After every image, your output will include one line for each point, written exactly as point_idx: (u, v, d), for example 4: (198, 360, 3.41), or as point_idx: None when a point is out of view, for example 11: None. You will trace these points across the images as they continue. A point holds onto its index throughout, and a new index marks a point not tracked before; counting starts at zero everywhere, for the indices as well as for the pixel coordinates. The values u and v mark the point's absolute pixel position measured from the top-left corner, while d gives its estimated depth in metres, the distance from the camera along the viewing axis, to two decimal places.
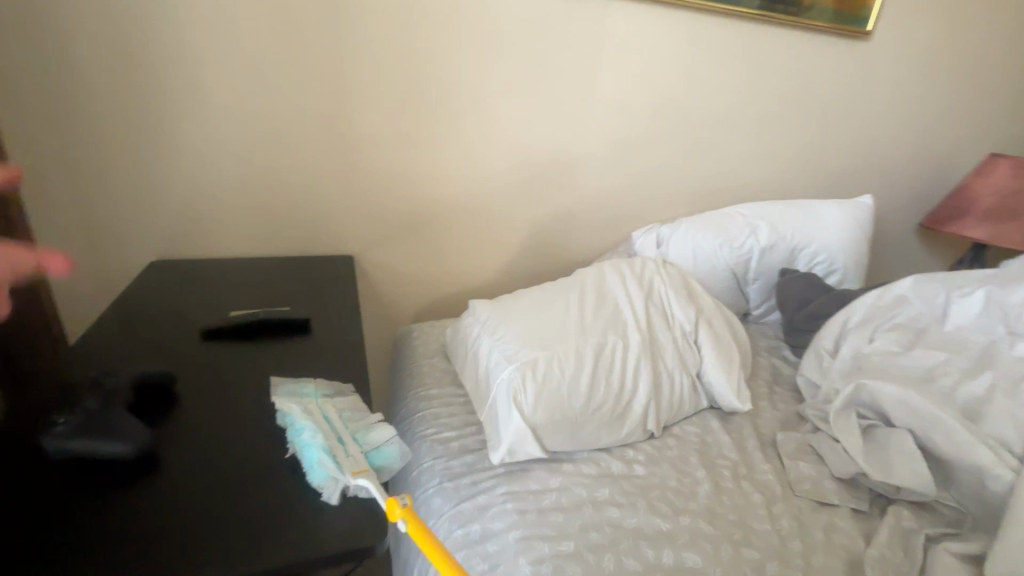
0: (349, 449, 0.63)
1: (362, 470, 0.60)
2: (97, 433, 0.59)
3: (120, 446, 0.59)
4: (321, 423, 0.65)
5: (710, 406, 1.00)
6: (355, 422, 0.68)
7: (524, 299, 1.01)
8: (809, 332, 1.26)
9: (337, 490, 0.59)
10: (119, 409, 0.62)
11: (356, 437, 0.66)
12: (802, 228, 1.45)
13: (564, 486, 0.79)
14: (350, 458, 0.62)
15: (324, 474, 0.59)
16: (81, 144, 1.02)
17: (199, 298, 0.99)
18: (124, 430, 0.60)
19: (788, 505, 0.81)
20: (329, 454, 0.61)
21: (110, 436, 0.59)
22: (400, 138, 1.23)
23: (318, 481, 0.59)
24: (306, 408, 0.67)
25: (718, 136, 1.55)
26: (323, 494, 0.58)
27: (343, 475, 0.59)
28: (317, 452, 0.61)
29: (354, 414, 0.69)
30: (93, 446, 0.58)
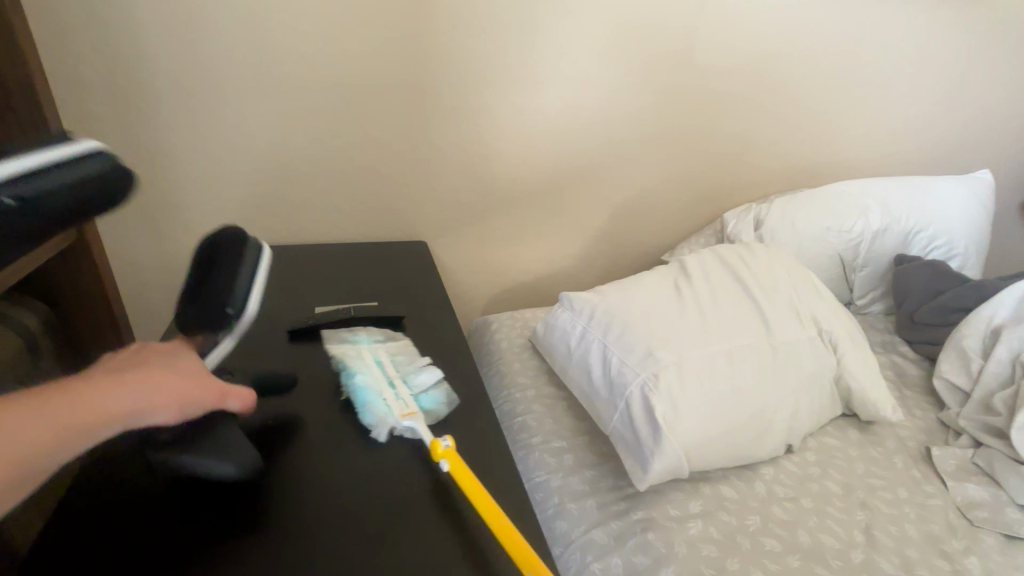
0: (398, 391, 0.65)
1: (409, 412, 0.63)
2: (205, 449, 0.51)
3: (230, 469, 0.51)
4: (371, 368, 0.68)
5: (845, 413, 0.89)
6: (406, 367, 0.70)
7: (636, 291, 0.89)
8: (935, 327, 1.13)
9: (386, 429, 0.62)
10: (232, 422, 0.55)
11: (408, 380, 0.68)
12: (918, 209, 1.30)
13: (708, 512, 0.69)
14: (398, 400, 0.64)
15: (375, 413, 0.62)
16: (142, 123, 0.93)
17: (278, 292, 0.90)
18: (237, 450, 0.52)
19: (967, 538, 0.71)
20: (379, 396, 0.64)
21: (222, 454, 0.51)
22: (479, 112, 1.11)
23: (370, 419, 0.62)
24: (361, 354, 0.70)
25: (819, 106, 1.38)
26: (373, 432, 0.61)
27: (393, 415, 0.62)
28: (368, 394, 0.64)
29: (405, 361, 0.71)
30: (198, 464, 0.51)
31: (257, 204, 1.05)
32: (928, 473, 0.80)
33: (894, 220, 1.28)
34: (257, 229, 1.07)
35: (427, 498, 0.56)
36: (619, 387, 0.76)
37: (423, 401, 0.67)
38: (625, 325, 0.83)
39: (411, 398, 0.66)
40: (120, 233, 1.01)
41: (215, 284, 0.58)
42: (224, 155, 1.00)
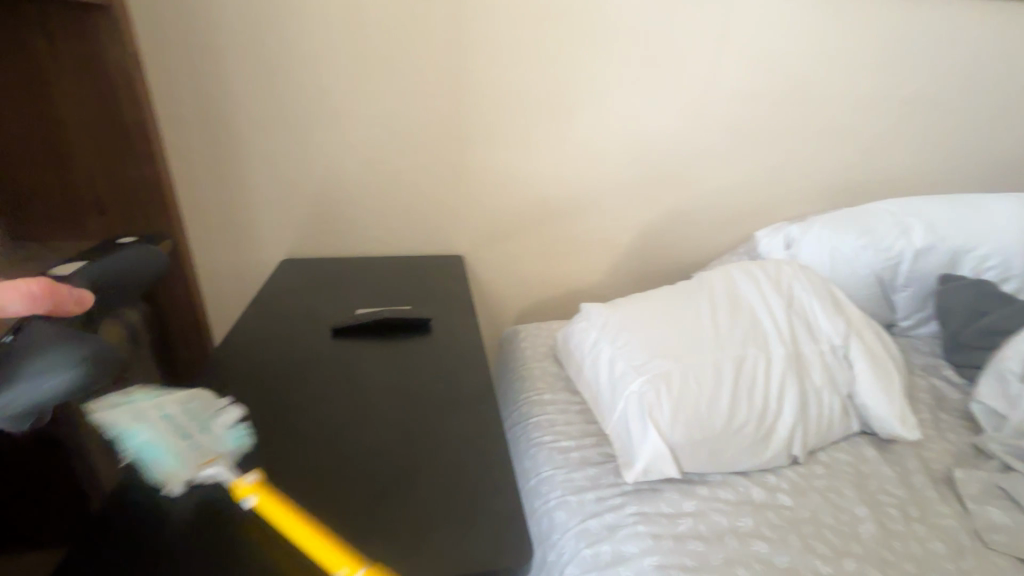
0: (188, 441, 0.56)
1: (206, 460, 0.57)
2: (29, 376, 0.51)
3: (70, 373, 0.52)
4: (149, 421, 0.55)
5: (862, 431, 0.88)
6: (193, 416, 0.59)
7: (647, 301, 0.93)
8: (981, 350, 1.07)
9: (180, 482, 0.57)
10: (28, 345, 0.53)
11: (209, 427, 0.60)
12: (968, 227, 1.24)
13: (701, 511, 0.73)
14: (187, 448, 0.56)
15: (164, 463, 0.55)
16: (226, 153, 1.12)
17: (327, 298, 1.04)
18: (36, 359, 0.52)
19: (978, 559, 0.69)
20: (164, 449, 0.55)
21: (34, 373, 0.51)
22: (511, 139, 1.21)
23: (158, 469, 0.55)
24: (132, 406, 0.56)
25: (858, 124, 1.37)
26: (167, 482, 0.56)
27: (186, 468, 0.56)
28: (150, 443, 0.54)
29: (186, 409, 0.59)
30: (27, 384, 0.50)
31: (315, 221, 1.21)
32: (947, 496, 0.78)
33: (939, 238, 1.22)
34: (315, 244, 1.23)
35: (429, 462, 0.64)
36: (619, 390, 0.81)
37: (231, 440, 0.60)
38: (632, 333, 0.88)
39: (217, 440, 0.59)
40: (204, 246, 1.19)
41: None
42: (289, 179, 1.16)
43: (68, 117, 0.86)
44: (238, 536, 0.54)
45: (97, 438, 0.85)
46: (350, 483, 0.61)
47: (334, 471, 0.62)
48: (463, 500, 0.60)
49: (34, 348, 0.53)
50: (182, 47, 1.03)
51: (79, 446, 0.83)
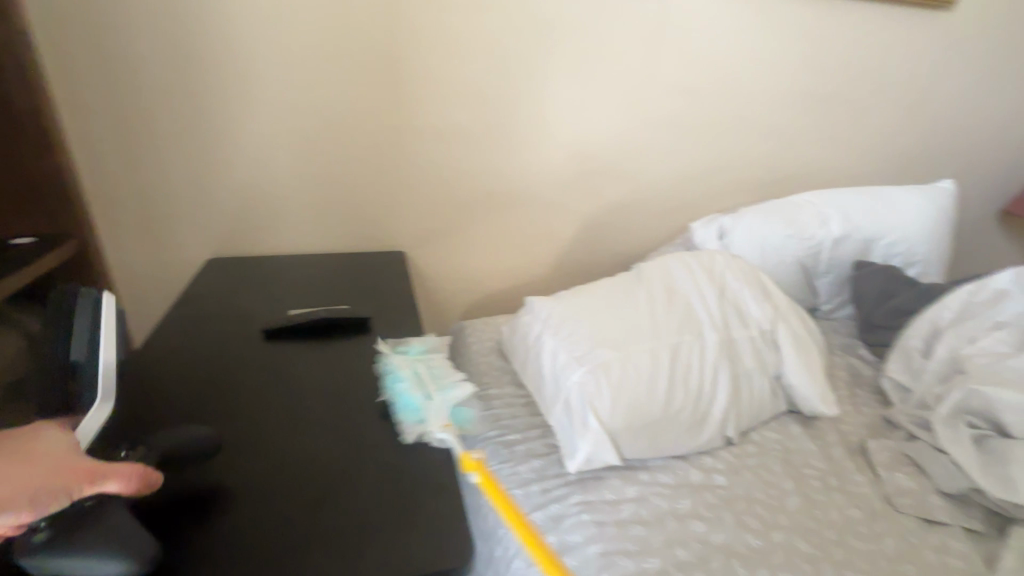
0: (435, 396, 0.69)
1: (443, 423, 0.66)
2: (96, 546, 0.43)
3: (114, 569, 0.43)
4: (414, 375, 0.71)
5: (789, 410, 0.93)
6: (443, 378, 0.73)
7: (589, 293, 0.95)
8: (889, 329, 1.17)
9: (416, 433, 0.65)
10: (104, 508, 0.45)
11: (443, 390, 0.71)
12: (879, 216, 1.34)
13: (642, 496, 0.75)
14: (436, 407, 0.67)
15: (413, 415, 0.66)
16: (139, 144, 1.03)
17: (259, 299, 0.98)
18: (123, 538, 0.45)
19: (889, 521, 0.75)
20: (418, 402, 0.67)
21: (110, 549, 0.43)
22: (452, 131, 1.19)
23: (412, 418, 0.66)
24: (402, 361, 0.74)
25: (782, 120, 1.45)
26: (406, 431, 0.65)
27: (427, 425, 0.65)
28: (406, 395, 0.68)
29: (441, 368, 0.74)
30: (79, 570, 0.42)
31: (244, 218, 1.14)
32: (862, 465, 0.85)
33: (854, 227, 1.32)
34: (245, 242, 1.16)
35: (371, 464, 0.62)
36: (562, 382, 0.82)
37: (459, 416, 0.72)
38: (574, 325, 0.88)
39: (452, 406, 0.69)
40: (117, 245, 1.09)
41: None
42: (213, 172, 1.08)
43: None
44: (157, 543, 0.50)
45: None
46: (279, 494, 0.57)
47: (266, 476, 0.59)
48: (403, 502, 0.58)
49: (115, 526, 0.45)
50: (80, 26, 0.93)
51: None
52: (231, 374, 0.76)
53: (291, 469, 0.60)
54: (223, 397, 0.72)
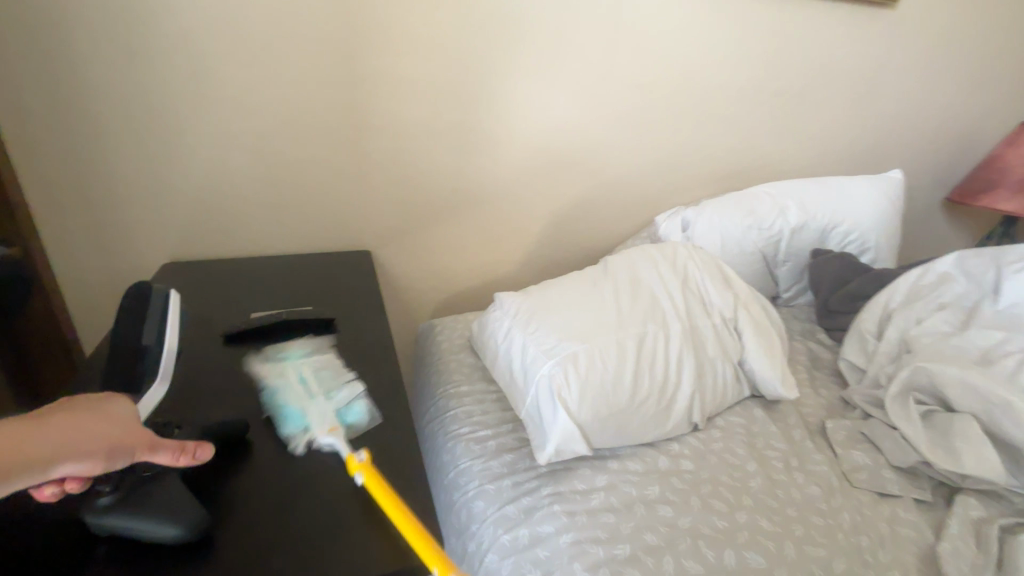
0: (317, 402, 0.65)
1: (330, 428, 0.62)
2: (147, 514, 0.48)
3: (174, 533, 0.48)
4: (294, 384, 0.68)
5: (752, 394, 0.96)
6: (332, 383, 0.69)
7: (557, 286, 0.95)
8: (845, 314, 1.22)
9: (303, 441, 0.62)
10: (165, 477, 0.51)
11: (333, 394, 0.67)
12: (833, 206, 1.39)
13: (612, 485, 0.76)
14: (320, 413, 0.64)
15: (293, 425, 0.63)
16: (85, 144, 0.98)
17: (218, 302, 0.95)
18: (169, 509, 0.49)
19: (846, 497, 0.79)
20: (300, 409, 0.64)
21: (156, 519, 0.48)
22: (415, 128, 1.18)
23: (290, 430, 0.63)
24: (286, 372, 0.70)
25: (740, 114, 1.49)
26: (292, 444, 0.61)
27: (311, 431, 0.62)
28: (292, 405, 0.65)
29: (331, 375, 0.70)
30: (144, 527, 0.48)
31: (200, 219, 1.10)
32: (821, 444, 0.88)
33: (810, 217, 1.37)
34: (203, 244, 1.12)
35: (338, 463, 0.61)
36: (531, 375, 0.83)
37: (346, 414, 0.66)
38: (542, 318, 0.89)
39: (331, 411, 0.65)
40: (65, 250, 1.04)
41: None
42: (166, 173, 1.05)
43: None
44: (113, 553, 0.49)
45: None
46: (244, 493, 0.55)
47: (228, 475, 0.57)
48: (370, 502, 0.56)
49: (177, 495, 0.50)
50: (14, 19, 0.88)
51: None
52: (188, 380, 0.73)
53: (254, 471, 0.58)
54: (182, 402, 0.69)
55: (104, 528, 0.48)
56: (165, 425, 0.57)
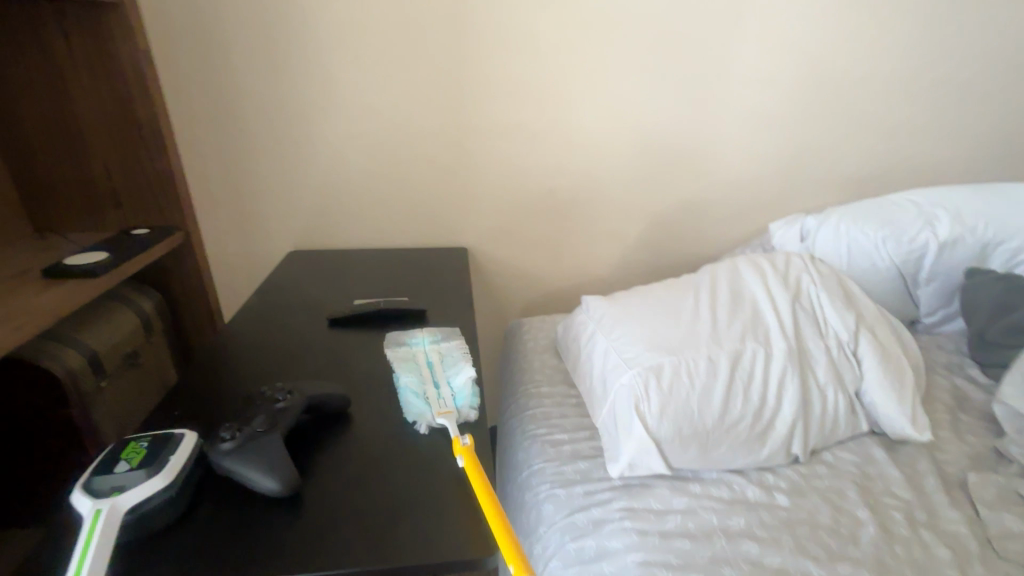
0: (438, 392, 0.70)
1: (444, 411, 0.66)
2: (252, 463, 0.55)
3: (272, 487, 0.54)
4: (419, 369, 0.74)
5: (871, 431, 0.84)
6: (451, 365, 0.74)
7: (646, 294, 0.91)
8: (1007, 349, 1.01)
9: (425, 421, 0.66)
10: (273, 434, 0.57)
11: (449, 380, 0.72)
12: (1000, 217, 1.16)
13: (691, 509, 0.70)
14: (439, 399, 0.69)
15: (415, 409, 0.67)
16: (235, 145, 1.14)
17: (329, 289, 1.05)
18: (270, 463, 0.55)
19: (987, 567, 0.65)
20: (421, 397, 0.69)
21: (259, 470, 0.54)
22: (514, 129, 1.20)
23: (410, 414, 0.67)
24: (415, 359, 0.76)
25: (883, 111, 1.30)
26: (415, 424, 0.66)
27: (430, 412, 0.66)
28: (414, 394, 0.69)
29: (454, 361, 0.75)
30: (250, 476, 0.54)
31: (320, 214, 1.23)
32: (960, 500, 0.74)
33: (967, 230, 1.16)
34: (321, 236, 1.25)
35: (416, 441, 0.64)
36: (610, 382, 0.80)
37: (458, 398, 0.70)
38: (627, 325, 0.86)
39: (449, 396, 0.69)
40: (218, 237, 1.23)
41: (116, 474, 0.51)
42: (295, 172, 1.18)
43: (82, 109, 0.89)
44: (222, 491, 0.55)
45: (110, 420, 0.89)
46: (331, 459, 0.61)
47: (321, 442, 0.63)
48: (436, 488, 0.58)
49: (280, 453, 0.56)
50: (191, 43, 1.05)
51: (94, 429, 0.85)
52: (299, 355, 0.82)
53: (340, 446, 0.63)
54: (290, 375, 0.78)
55: (221, 469, 0.55)
56: (280, 389, 0.63)
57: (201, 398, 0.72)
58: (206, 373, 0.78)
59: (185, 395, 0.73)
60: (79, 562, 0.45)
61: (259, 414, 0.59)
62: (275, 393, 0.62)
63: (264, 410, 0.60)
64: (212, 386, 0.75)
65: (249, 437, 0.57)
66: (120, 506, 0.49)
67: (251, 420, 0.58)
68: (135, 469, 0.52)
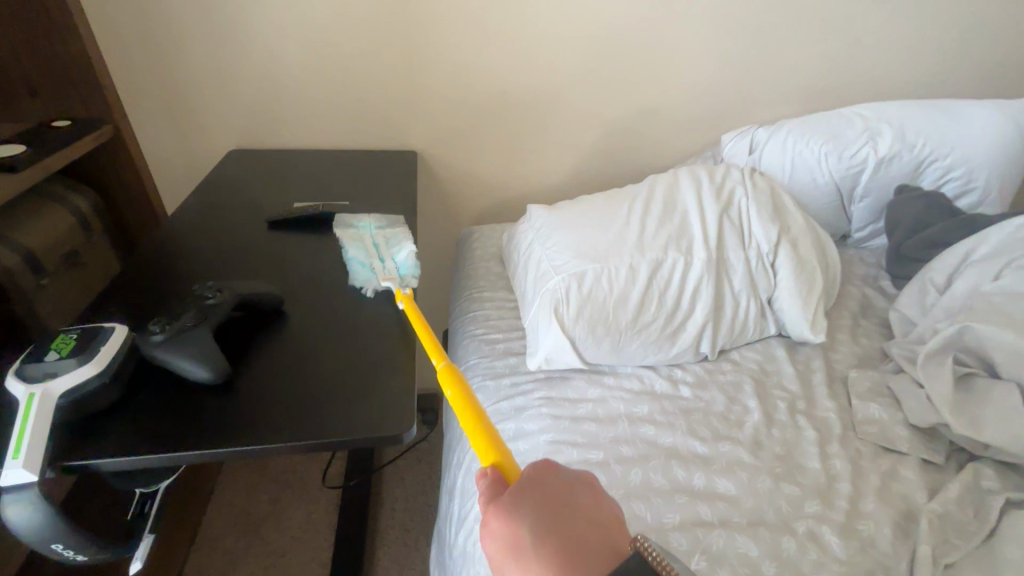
0: (383, 263, 0.79)
1: (388, 276, 0.76)
2: (183, 354, 0.58)
3: (203, 375, 0.58)
4: (366, 245, 0.82)
5: (778, 333, 0.92)
6: (394, 242, 0.82)
7: (584, 204, 0.93)
8: (917, 262, 1.08)
9: (372, 285, 0.76)
10: (203, 328, 0.60)
11: (393, 254, 0.80)
12: (938, 135, 1.19)
13: (602, 398, 0.79)
14: (384, 268, 0.78)
15: (362, 276, 0.77)
16: (156, 27, 1.05)
17: (271, 190, 1.04)
18: (201, 353, 0.58)
19: (844, 445, 0.76)
20: (367, 267, 0.78)
21: (190, 359, 0.58)
22: (461, 20, 1.13)
23: (356, 280, 0.76)
24: (362, 237, 0.83)
25: (848, 17, 1.26)
26: (361, 288, 0.75)
27: (376, 278, 0.76)
28: (360, 265, 0.78)
29: (396, 239, 0.82)
30: (182, 366, 0.58)
31: (259, 110, 1.16)
32: (838, 392, 0.84)
33: (906, 147, 1.19)
34: (262, 135, 1.19)
35: (347, 334, 0.68)
36: (538, 286, 0.84)
37: (401, 269, 0.79)
38: (561, 233, 0.89)
39: (393, 266, 0.79)
40: (152, 134, 1.16)
41: (46, 363, 0.54)
42: (227, 61, 1.10)
43: None
44: (157, 379, 0.59)
45: (60, 315, 0.90)
46: (263, 352, 0.64)
47: (253, 336, 0.66)
48: (362, 377, 0.62)
49: (210, 345, 0.59)
50: None
51: (42, 323, 0.87)
52: (239, 254, 0.84)
53: (274, 340, 0.66)
54: (229, 275, 0.79)
55: (154, 359, 0.59)
56: (210, 287, 0.65)
57: (139, 295, 0.74)
58: (144, 270, 0.79)
59: (122, 292, 0.74)
60: (20, 436, 0.49)
61: (188, 310, 0.61)
62: (204, 292, 0.65)
63: (194, 307, 0.62)
64: (149, 284, 0.76)
65: (180, 330, 0.59)
66: (54, 392, 0.53)
67: (181, 316, 0.61)
68: (64, 356, 0.55)
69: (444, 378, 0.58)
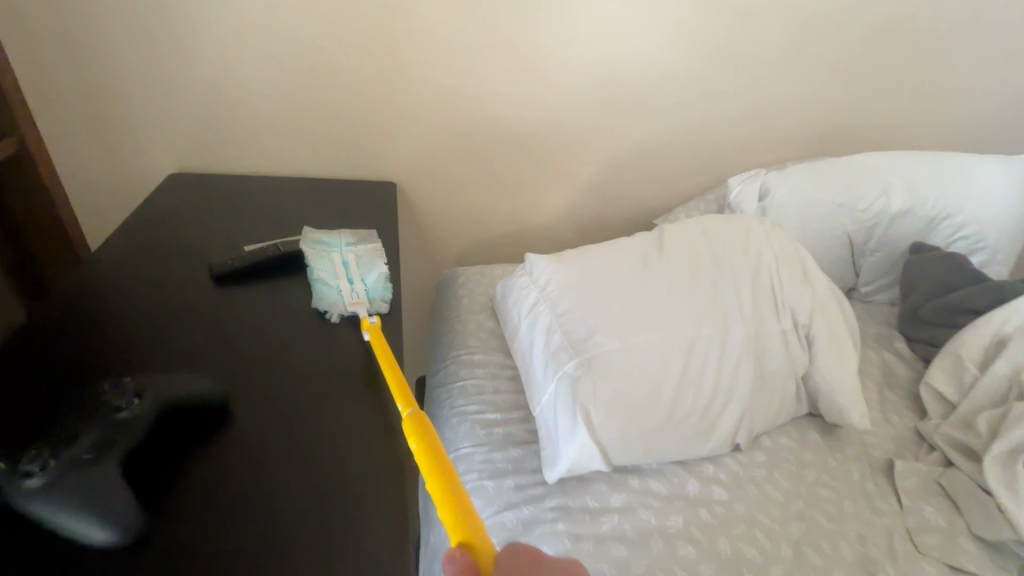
0: (351, 284, 0.69)
1: (356, 301, 0.67)
2: (71, 507, 0.40)
3: (100, 537, 0.40)
4: (335, 261, 0.72)
5: (810, 413, 0.82)
6: (368, 260, 0.73)
7: (597, 262, 0.81)
8: (937, 326, 1.01)
9: (337, 309, 0.67)
10: (105, 463, 0.43)
11: (364, 275, 0.71)
12: (948, 191, 1.14)
13: (628, 507, 0.65)
14: (352, 289, 0.69)
15: (327, 298, 0.68)
16: (81, 24, 0.86)
17: (217, 227, 0.85)
18: (97, 505, 0.41)
19: (906, 564, 0.65)
20: (334, 288, 0.69)
21: (81, 514, 0.40)
22: (452, 40, 1.00)
23: (320, 301, 0.67)
24: (332, 251, 0.74)
25: (856, 62, 1.21)
26: (324, 312, 0.67)
27: (342, 302, 0.67)
28: (326, 284, 0.69)
29: (370, 259, 0.73)
30: (68, 525, 0.40)
31: (207, 128, 0.98)
32: (885, 489, 0.74)
33: (919, 202, 1.14)
34: (210, 157, 1.00)
35: (312, 445, 0.51)
36: (551, 369, 0.71)
37: (371, 292, 0.69)
38: (575, 300, 0.76)
39: (362, 287, 0.69)
40: (71, 151, 0.96)
41: None
42: (172, 70, 0.92)
43: None
44: (35, 538, 0.41)
45: None
46: (197, 480, 0.47)
47: (184, 455, 0.48)
48: (334, 522, 0.45)
49: (113, 490, 0.42)
50: None
51: None
52: (170, 318, 0.65)
53: (210, 461, 0.48)
54: (151, 348, 0.60)
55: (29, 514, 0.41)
56: (123, 392, 0.48)
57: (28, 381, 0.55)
58: (39, 342, 0.60)
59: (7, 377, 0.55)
60: None
61: (86, 433, 0.44)
62: (113, 399, 0.47)
63: (95, 426, 0.45)
64: (44, 364, 0.57)
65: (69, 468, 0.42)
66: None
67: (75, 443, 0.43)
68: None
69: (409, 429, 0.46)
